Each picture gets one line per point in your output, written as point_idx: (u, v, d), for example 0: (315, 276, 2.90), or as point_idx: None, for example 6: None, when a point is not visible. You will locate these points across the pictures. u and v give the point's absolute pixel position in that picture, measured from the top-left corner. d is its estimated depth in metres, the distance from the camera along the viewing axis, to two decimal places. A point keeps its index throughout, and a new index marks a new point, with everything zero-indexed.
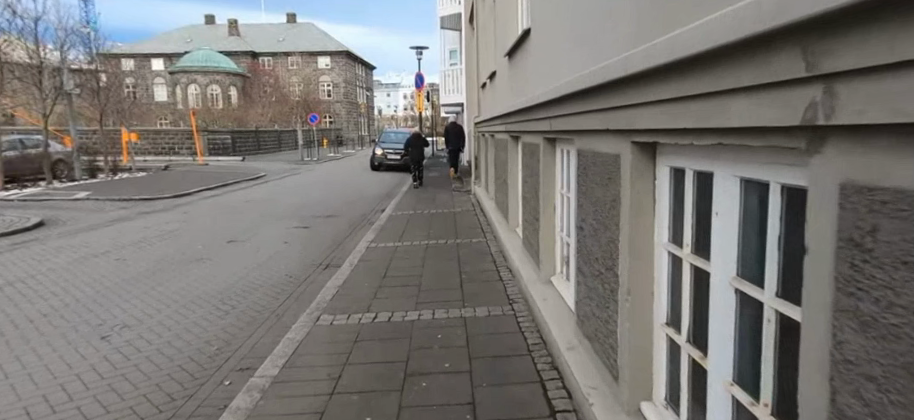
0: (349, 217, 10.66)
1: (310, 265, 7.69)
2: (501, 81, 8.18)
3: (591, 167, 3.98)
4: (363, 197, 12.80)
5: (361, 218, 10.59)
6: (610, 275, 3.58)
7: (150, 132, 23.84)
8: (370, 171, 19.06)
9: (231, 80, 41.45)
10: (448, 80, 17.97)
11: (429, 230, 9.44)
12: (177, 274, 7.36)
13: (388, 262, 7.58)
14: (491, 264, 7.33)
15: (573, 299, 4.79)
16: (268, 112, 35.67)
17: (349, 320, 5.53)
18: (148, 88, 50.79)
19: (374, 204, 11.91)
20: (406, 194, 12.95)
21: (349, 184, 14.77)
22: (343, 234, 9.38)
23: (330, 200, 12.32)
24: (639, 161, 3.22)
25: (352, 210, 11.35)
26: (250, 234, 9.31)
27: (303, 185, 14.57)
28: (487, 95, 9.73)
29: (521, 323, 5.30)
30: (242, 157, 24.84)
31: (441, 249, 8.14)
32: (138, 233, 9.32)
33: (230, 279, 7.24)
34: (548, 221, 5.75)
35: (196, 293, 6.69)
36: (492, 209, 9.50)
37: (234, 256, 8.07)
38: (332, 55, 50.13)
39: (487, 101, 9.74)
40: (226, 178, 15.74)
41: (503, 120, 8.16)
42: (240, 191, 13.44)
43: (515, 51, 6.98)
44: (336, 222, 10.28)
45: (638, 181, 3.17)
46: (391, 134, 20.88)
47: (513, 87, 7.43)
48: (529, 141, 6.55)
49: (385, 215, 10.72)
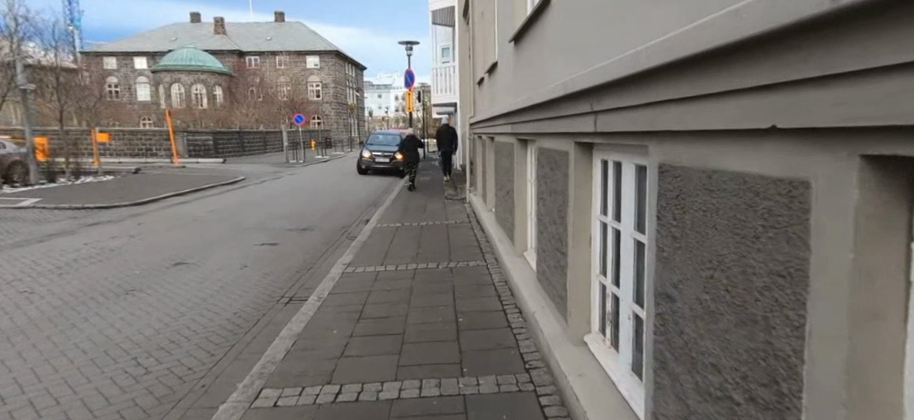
0: (326, 230, 9.75)
1: (275, 293, 6.78)
2: (503, 76, 7.33)
3: (692, 196, 2.41)
4: (345, 205, 11.87)
5: (342, 231, 9.69)
6: (762, 404, 1.97)
7: (123, 133, 22.58)
8: (356, 175, 18.09)
9: (215, 79, 40.15)
10: (439, 77, 17.01)
11: (419, 251, 8.38)
12: (127, 298, 6.49)
13: (367, 294, 6.59)
14: (497, 303, 6.25)
15: (636, 392, 3.45)
16: (253, 112, 34.47)
17: (299, 399, 4.17)
18: (127, 87, 49.06)
19: (355, 214, 10.97)
20: (393, 201, 12.03)
21: (332, 190, 13.82)
22: (314, 253, 8.46)
23: (308, 209, 11.39)
24: (878, 196, 1.52)
25: (333, 220, 10.46)
26: (212, 253, 8.29)
27: (281, 191, 13.57)
28: (484, 92, 8.84)
29: (547, 408, 4.00)
30: (222, 159, 23.68)
31: (432, 280, 7.07)
32: (90, 248, 8.38)
33: (178, 309, 6.21)
34: (582, 257, 4.53)
35: (146, 321, 5.84)
36: (493, 227, 8.46)
37: (187, 281, 7.06)
38: (320, 53, 48.88)
39: (485, 99, 8.85)
40: (200, 183, 14.73)
41: (504, 119, 7.30)
42: (212, 197, 12.45)
43: (524, 38, 6.00)
44: (309, 237, 9.37)
45: (872, 241, 1.52)
46: (379, 136, 19.89)
47: (517, 81, 6.59)
48: (546, 146, 5.53)
49: (368, 227, 9.78)
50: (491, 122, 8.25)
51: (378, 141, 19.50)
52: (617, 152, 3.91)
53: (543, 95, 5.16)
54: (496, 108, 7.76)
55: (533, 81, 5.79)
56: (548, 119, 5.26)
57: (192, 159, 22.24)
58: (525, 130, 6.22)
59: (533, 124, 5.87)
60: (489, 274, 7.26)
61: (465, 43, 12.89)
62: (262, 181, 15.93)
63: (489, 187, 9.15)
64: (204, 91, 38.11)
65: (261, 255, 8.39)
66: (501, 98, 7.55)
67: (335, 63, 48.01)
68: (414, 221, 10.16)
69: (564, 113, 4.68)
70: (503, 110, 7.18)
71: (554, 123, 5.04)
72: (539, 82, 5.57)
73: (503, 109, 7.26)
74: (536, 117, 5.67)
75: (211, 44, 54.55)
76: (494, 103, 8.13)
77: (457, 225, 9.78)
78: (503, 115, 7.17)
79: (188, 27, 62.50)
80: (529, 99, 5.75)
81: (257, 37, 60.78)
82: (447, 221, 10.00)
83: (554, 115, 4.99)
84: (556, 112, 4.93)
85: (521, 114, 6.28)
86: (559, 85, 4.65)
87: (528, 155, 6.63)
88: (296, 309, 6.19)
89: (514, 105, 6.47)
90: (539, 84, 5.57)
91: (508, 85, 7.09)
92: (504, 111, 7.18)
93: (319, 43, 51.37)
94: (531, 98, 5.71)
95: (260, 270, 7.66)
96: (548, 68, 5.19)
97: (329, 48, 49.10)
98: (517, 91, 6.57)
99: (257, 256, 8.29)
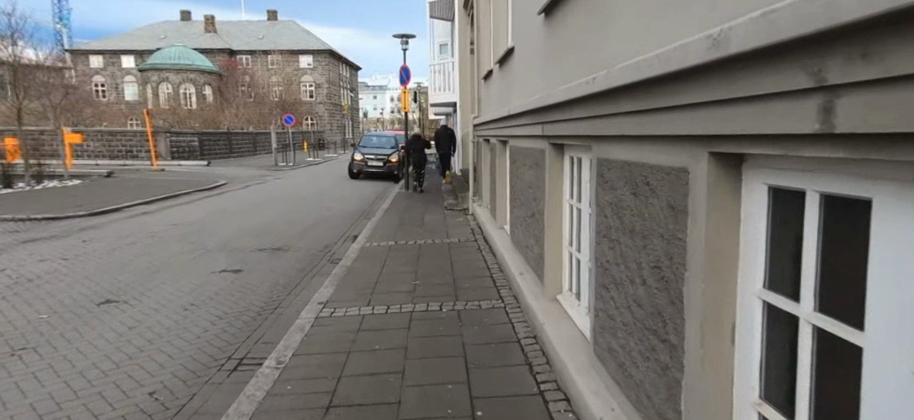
0: (302, 251, 8.70)
1: (219, 352, 5.65)
2: (523, 67, 6.32)
3: None
4: (332, 215, 10.83)
5: (316, 253, 8.61)
6: None
7: (101, 134, 21.38)
8: (348, 180, 17.01)
9: (204, 78, 38.92)
10: (437, 75, 15.89)
11: (423, 284, 7.26)
12: (26, 354, 5.46)
13: (345, 359, 5.41)
14: (530, 372, 5.21)
15: None
16: (243, 112, 33.33)
17: None
18: (113, 87, 47.69)
19: (339, 228, 9.86)
20: (386, 210, 10.98)
21: (322, 196, 12.75)
22: (285, 287, 7.34)
23: (294, 220, 10.38)
24: None
25: (313, 236, 9.45)
26: (158, 288, 7.18)
27: (263, 197, 12.49)
28: (492, 85, 7.79)
29: None
30: (207, 162, 22.53)
31: (442, 333, 5.97)
32: (12, 277, 7.34)
33: (84, 378, 5.08)
34: (725, 352, 3.27)
35: (32, 399, 4.72)
36: (510, 253, 7.40)
37: (110, 334, 5.93)
38: (313, 52, 47.58)
39: (494, 94, 7.80)
40: (176, 188, 13.64)
41: (526, 117, 6.28)
42: (186, 205, 11.37)
43: (575, 15, 4.90)
44: (281, 259, 8.32)
45: None
46: (373, 137, 18.79)
47: (549, 69, 5.58)
48: (611, 153, 4.40)
49: (356, 247, 8.65)
50: (503, 121, 7.24)
51: (372, 143, 18.37)
52: (814, 182, 2.57)
53: (600, 84, 4.22)
54: (513, 105, 6.73)
55: (579, 69, 4.82)
56: (610, 115, 4.27)
57: (174, 163, 21.08)
58: (565, 131, 5.19)
59: (581, 125, 4.87)
60: (511, 322, 6.21)
61: (467, 35, 11.79)
62: (246, 187, 14.86)
63: (503, 209, 7.98)
64: (194, 91, 36.99)
65: (225, 286, 7.35)
66: (521, 92, 6.53)
67: (329, 63, 46.76)
68: (409, 238, 9.06)
69: (643, 105, 3.72)
70: (526, 106, 6.18)
71: (626, 120, 4.03)
72: (591, 69, 4.61)
73: (525, 105, 6.25)
74: (587, 113, 4.69)
75: (201, 42, 53.23)
76: (509, 100, 7.09)
77: (461, 244, 8.75)
78: (528, 110, 6.17)
79: (179, 25, 61.04)
80: (574, 91, 4.78)
81: (250, 37, 59.59)
82: (451, 239, 8.91)
83: (624, 109, 4.02)
84: (629, 105, 3.93)
85: (556, 108, 5.30)
86: (633, 71, 3.68)
87: (570, 166, 5.53)
88: (242, 385, 4.97)
89: (546, 99, 5.49)
90: (590, 72, 4.59)
91: (533, 77, 6.09)
92: (528, 106, 6.17)
93: (312, 42, 50.07)
94: (575, 88, 4.74)
95: (215, 311, 6.60)
96: (608, 51, 4.24)
97: (323, 47, 47.83)
98: (550, 82, 5.57)
99: (217, 289, 7.24)
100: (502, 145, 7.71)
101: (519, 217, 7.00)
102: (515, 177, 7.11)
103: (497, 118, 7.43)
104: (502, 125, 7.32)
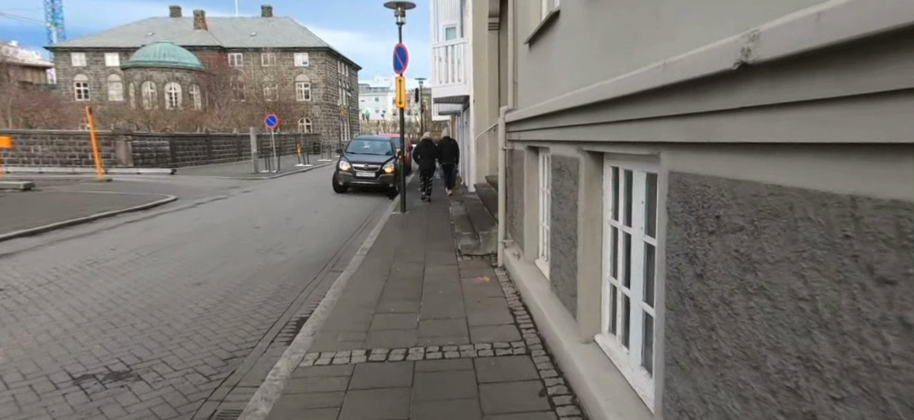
0: (236, 292, 5.02)
1: None
2: (590, 27, 3.27)
3: None
4: (304, 237, 7.56)
5: (265, 300, 4.86)
6: None
7: (50, 136, 18.47)
8: (333, 194, 13.96)
9: (191, 77, 36.15)
10: (441, 64, 12.71)
11: (404, 397, 3.04)
12: None
13: None
14: None
15: None
16: (229, 114, 30.48)
17: None
18: (98, 86, 45.02)
19: (301, 259, 6.25)
20: (374, 231, 7.81)
21: (290, 214, 9.70)
22: (102, 391, 3.22)
23: (243, 241, 7.17)
24: None
25: (265, 262, 6.10)
26: None
27: (209, 214, 9.52)
28: (532, 59, 4.68)
29: None
30: (176, 169, 19.64)
31: None
32: None
33: None
34: None
35: None
36: (577, 338, 3.28)
37: None
38: (310, 50, 44.61)
39: (532, 72, 4.70)
40: (104, 205, 10.73)
41: (584, 122, 3.26)
42: (99, 225, 8.42)
43: None
44: (202, 306, 4.66)
45: None
46: (366, 141, 15.71)
47: (640, 19, 2.57)
48: None
49: (322, 299, 4.73)
50: (542, 126, 4.16)
51: (364, 149, 15.29)
52: None
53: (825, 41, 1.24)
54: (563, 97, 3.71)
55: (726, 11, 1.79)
56: None
57: (134, 169, 18.18)
58: (689, 169, 2.03)
59: (725, 159, 1.80)
60: None
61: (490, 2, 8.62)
62: (196, 202, 11.90)
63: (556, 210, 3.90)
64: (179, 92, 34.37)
65: (74, 354, 3.74)
66: (581, 72, 3.48)
67: (327, 62, 43.83)
68: (414, 271, 5.39)
69: None
70: (579, 106, 3.18)
71: None
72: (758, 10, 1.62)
73: (578, 99, 3.23)
74: (740, 123, 1.69)
75: (192, 39, 50.40)
76: (554, 95, 4.06)
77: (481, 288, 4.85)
78: (587, 118, 3.16)
79: (171, 21, 58.08)
80: (706, 65, 1.78)
81: (246, 34, 56.79)
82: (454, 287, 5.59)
83: None
84: None
85: (648, 105, 2.32)
86: None
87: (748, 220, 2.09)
88: None
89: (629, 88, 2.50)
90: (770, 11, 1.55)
91: (606, 42, 3.04)
92: (585, 106, 3.17)
93: (309, 40, 47.08)
94: (711, 51, 1.76)
95: None
96: None
97: (320, 45, 44.84)
98: (641, 46, 2.55)
99: (55, 369, 3.50)
100: (539, 160, 4.51)
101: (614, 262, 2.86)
102: (563, 213, 3.69)
103: (533, 121, 4.36)
104: (539, 130, 4.25)
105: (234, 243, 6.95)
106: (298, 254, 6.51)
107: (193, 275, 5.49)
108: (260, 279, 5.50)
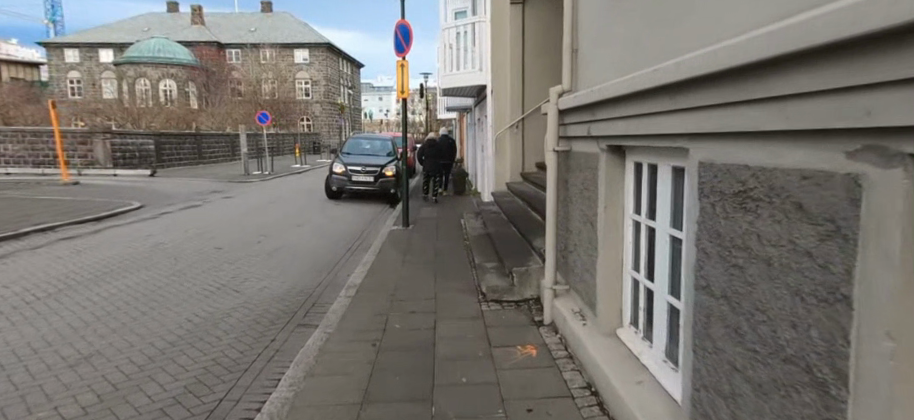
0: (142, 372, 3.64)
1: None
2: None
3: None
4: (276, 267, 6.04)
5: (185, 387, 3.46)
6: None
7: (20, 134, 16.98)
8: (325, 201, 12.36)
9: (185, 74, 34.66)
10: (448, 49, 11.12)
11: None
12: None
13: None
14: None
15: None
16: (224, 112, 29.02)
17: None
18: (93, 83, 43.60)
19: (255, 305, 4.85)
20: (369, 254, 6.33)
21: (270, 228, 8.20)
22: None
23: (199, 273, 5.70)
24: None
25: (211, 313, 4.66)
26: None
27: (171, 228, 8.01)
28: (622, 9, 3.18)
29: None
30: (160, 171, 18.15)
31: None
32: None
33: None
34: None
35: None
36: None
37: None
38: (311, 46, 43.14)
39: (621, 27, 3.21)
40: (52, 215, 9.23)
41: (789, 87, 1.73)
42: (30, 242, 6.95)
43: None
44: (78, 405, 3.26)
45: None
46: (364, 141, 14.11)
47: None
48: None
49: (276, 395, 3.23)
50: (656, 103, 2.64)
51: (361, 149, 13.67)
52: None
53: None
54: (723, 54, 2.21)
55: None
56: None
57: (111, 171, 16.68)
58: None
59: None
60: None
61: None
62: (164, 209, 10.40)
63: (690, 254, 2.42)
64: (172, 89, 32.96)
65: None
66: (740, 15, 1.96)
67: (328, 58, 42.42)
68: (422, 336, 3.92)
69: None
70: (777, 58, 1.70)
71: None
72: None
73: (764, 51, 1.76)
74: None
75: (190, 35, 48.93)
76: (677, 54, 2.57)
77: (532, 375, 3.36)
78: (799, 77, 1.66)
79: (169, 16, 56.24)
80: None
81: (244, 29, 55.29)
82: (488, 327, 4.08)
83: None
84: None
85: None
86: None
87: None
88: None
89: None
90: None
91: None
92: (796, 55, 1.66)
93: (310, 36, 45.55)
94: None
95: None
96: None
97: (321, 41, 43.34)
98: None
99: None
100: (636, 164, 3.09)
101: (855, 357, 1.49)
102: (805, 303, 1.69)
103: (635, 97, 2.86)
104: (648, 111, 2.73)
105: (179, 280, 5.50)
106: (258, 296, 5.06)
107: (89, 342, 4.10)
108: (188, 346, 4.06)
